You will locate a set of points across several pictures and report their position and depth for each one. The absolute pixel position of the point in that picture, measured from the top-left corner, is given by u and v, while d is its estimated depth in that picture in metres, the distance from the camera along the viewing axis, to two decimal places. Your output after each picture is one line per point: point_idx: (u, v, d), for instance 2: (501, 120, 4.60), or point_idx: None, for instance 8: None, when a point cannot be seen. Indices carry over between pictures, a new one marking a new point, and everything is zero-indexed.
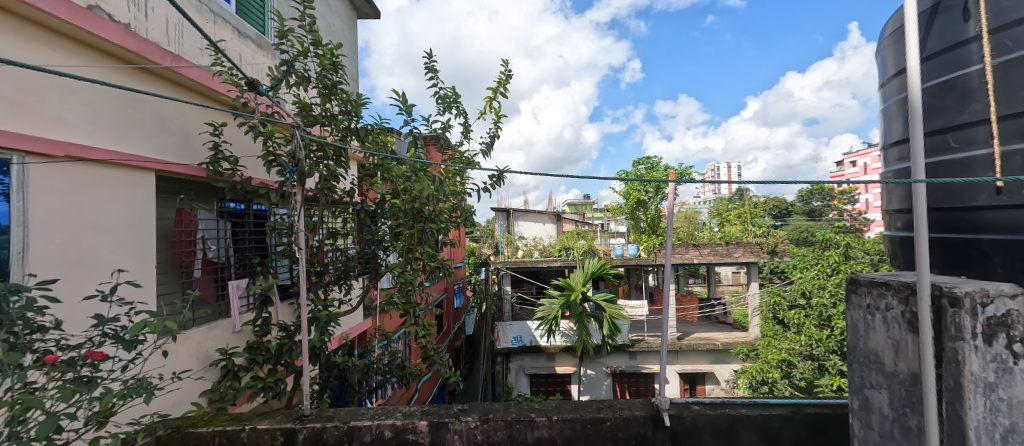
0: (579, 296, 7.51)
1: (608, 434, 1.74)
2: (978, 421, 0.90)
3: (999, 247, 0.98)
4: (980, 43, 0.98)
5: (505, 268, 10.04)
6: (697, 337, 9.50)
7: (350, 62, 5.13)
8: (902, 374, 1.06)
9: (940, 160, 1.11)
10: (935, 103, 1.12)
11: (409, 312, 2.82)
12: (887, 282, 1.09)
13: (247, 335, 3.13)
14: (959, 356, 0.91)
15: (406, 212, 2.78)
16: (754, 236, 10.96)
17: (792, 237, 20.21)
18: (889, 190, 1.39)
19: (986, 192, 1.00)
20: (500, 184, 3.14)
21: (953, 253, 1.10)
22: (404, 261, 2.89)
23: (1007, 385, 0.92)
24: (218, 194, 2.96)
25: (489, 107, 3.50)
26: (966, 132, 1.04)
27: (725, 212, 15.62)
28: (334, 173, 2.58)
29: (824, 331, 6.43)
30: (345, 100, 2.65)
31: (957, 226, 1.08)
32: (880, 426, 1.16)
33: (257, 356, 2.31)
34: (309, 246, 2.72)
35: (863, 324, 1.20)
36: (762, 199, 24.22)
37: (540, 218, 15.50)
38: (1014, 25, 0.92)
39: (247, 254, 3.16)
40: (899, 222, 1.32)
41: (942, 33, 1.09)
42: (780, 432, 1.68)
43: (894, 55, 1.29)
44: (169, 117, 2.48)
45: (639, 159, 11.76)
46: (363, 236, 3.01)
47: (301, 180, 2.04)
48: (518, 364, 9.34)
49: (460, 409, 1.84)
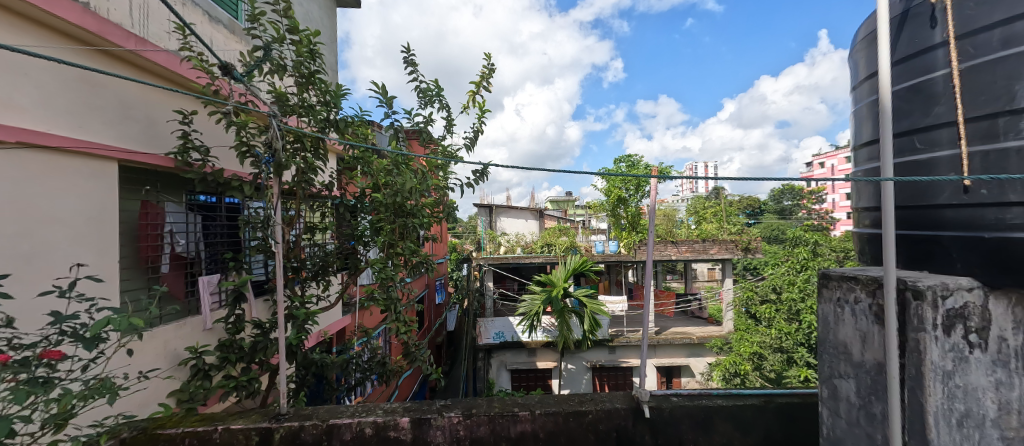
0: (561, 292, 7.53)
1: (590, 427, 1.76)
2: (937, 407, 0.96)
3: (957, 242, 1.05)
4: (946, 49, 1.04)
5: (487, 264, 9.99)
6: (673, 332, 9.77)
7: (328, 51, 4.96)
8: (869, 363, 1.11)
9: (906, 160, 1.18)
10: (903, 105, 1.18)
11: (390, 308, 2.77)
12: (856, 276, 1.14)
13: (219, 332, 3.02)
14: (920, 346, 0.97)
15: (387, 207, 2.71)
16: (729, 233, 11.33)
17: (762, 235, 21.12)
18: (860, 188, 1.45)
19: (947, 191, 1.06)
20: (483, 180, 3.12)
21: (917, 249, 1.16)
22: (385, 256, 2.82)
23: (964, 373, 0.98)
24: (189, 186, 2.81)
25: (472, 101, 3.43)
26: (931, 133, 1.10)
27: (702, 209, 16.05)
28: (312, 165, 2.49)
29: (793, 325, 6.76)
30: (323, 91, 2.56)
31: (920, 223, 1.14)
32: (847, 414, 1.22)
33: (229, 355, 2.18)
34: (285, 240, 2.57)
35: (833, 316, 1.25)
36: (737, 198, 24.99)
37: (523, 214, 15.53)
38: (976, 33, 0.98)
39: (218, 249, 3.05)
40: (866, 220, 1.40)
41: (911, 38, 1.14)
42: (753, 422, 1.75)
43: (866, 59, 1.34)
44: (133, 103, 2.34)
45: (622, 157, 11.93)
46: (342, 230, 2.91)
47: (279, 172, 1.96)
48: (500, 360, 9.34)
49: (444, 405, 1.83)
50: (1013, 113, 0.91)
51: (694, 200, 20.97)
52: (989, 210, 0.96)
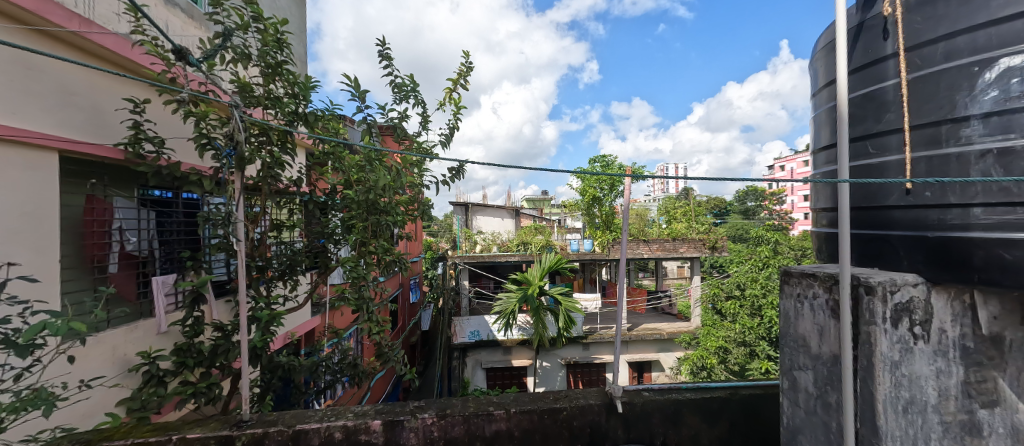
0: (536, 290, 7.58)
1: (565, 424, 1.78)
2: (885, 395, 1.03)
3: (904, 241, 1.12)
4: (896, 60, 1.11)
5: (463, 262, 9.95)
6: (644, 328, 10.06)
7: (297, 41, 4.76)
8: (826, 355, 1.17)
9: (860, 164, 1.25)
10: (858, 112, 1.25)
11: (362, 308, 2.69)
12: (815, 273, 1.21)
13: (176, 336, 2.83)
14: (871, 338, 1.04)
15: (359, 204, 2.63)
16: (698, 232, 11.77)
17: (727, 235, 22.07)
18: (818, 190, 1.53)
19: (896, 193, 1.13)
20: (459, 178, 3.08)
21: (869, 248, 1.24)
22: (357, 254, 2.72)
23: (909, 362, 1.05)
24: (141, 180, 2.61)
25: (448, 98, 3.38)
26: (882, 139, 1.17)
27: (672, 210, 16.55)
28: (279, 160, 2.38)
29: (755, 319, 7.09)
30: (291, 82, 2.44)
31: (871, 223, 1.22)
32: (805, 403, 1.28)
33: (186, 360, 2.04)
34: (249, 238, 2.43)
35: (794, 311, 1.31)
36: (705, 199, 25.97)
37: (499, 213, 15.53)
38: (922, 46, 1.05)
39: (174, 248, 2.86)
40: (824, 220, 1.48)
41: (865, 49, 1.22)
42: (719, 413, 1.82)
43: (825, 68, 1.42)
44: (76, 89, 2.15)
45: (597, 157, 12.15)
46: (312, 228, 2.80)
47: (241, 166, 1.85)
48: (475, 359, 9.32)
49: (417, 406, 1.79)
50: (955, 121, 0.99)
51: (664, 201, 21.66)
52: (932, 211, 1.04)
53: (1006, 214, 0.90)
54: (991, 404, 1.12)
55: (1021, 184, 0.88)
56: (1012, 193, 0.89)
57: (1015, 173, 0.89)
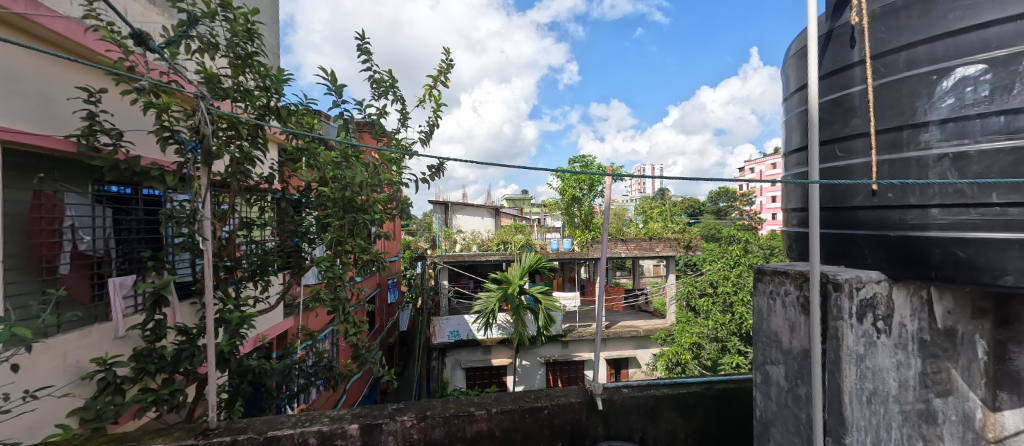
0: (516, 289, 7.58)
1: (545, 422, 1.78)
2: (851, 387, 1.08)
3: (868, 240, 1.18)
4: (862, 68, 1.17)
5: (443, 262, 9.87)
6: (622, 325, 10.24)
7: (269, 32, 4.57)
8: (796, 350, 1.22)
9: (828, 166, 1.31)
10: (826, 116, 1.31)
11: (338, 309, 2.60)
12: (787, 270, 1.25)
13: (135, 341, 2.67)
14: (839, 333, 1.08)
15: (335, 201, 2.54)
16: (673, 231, 12.08)
17: (700, 234, 22.79)
18: (789, 191, 1.59)
19: (861, 194, 1.19)
20: (439, 176, 3.03)
21: (836, 246, 1.30)
22: (333, 254, 2.63)
23: (873, 356, 1.10)
24: (96, 175, 2.44)
25: (428, 95, 3.32)
26: (848, 143, 1.23)
27: (649, 209, 16.92)
28: (249, 155, 2.27)
29: (727, 316, 7.34)
30: (262, 74, 2.33)
31: (838, 223, 1.28)
32: (777, 396, 1.33)
33: (147, 366, 1.89)
34: (216, 237, 2.31)
35: (766, 307, 1.36)
36: (680, 199, 26.73)
37: (479, 212, 15.45)
38: (886, 54, 1.11)
39: (133, 247, 2.68)
40: (794, 220, 1.54)
41: (834, 56, 1.27)
42: (694, 407, 1.87)
43: (796, 73, 1.47)
44: (21, 76, 1.98)
45: (576, 157, 12.28)
46: (284, 227, 2.69)
47: (208, 160, 1.75)
48: (455, 359, 9.25)
49: (396, 409, 1.74)
50: (915, 127, 1.05)
51: (641, 201, 22.10)
52: (894, 212, 1.11)
53: (961, 214, 0.98)
54: (945, 393, 1.20)
55: (974, 186, 0.96)
56: (966, 195, 0.97)
57: (968, 176, 0.97)
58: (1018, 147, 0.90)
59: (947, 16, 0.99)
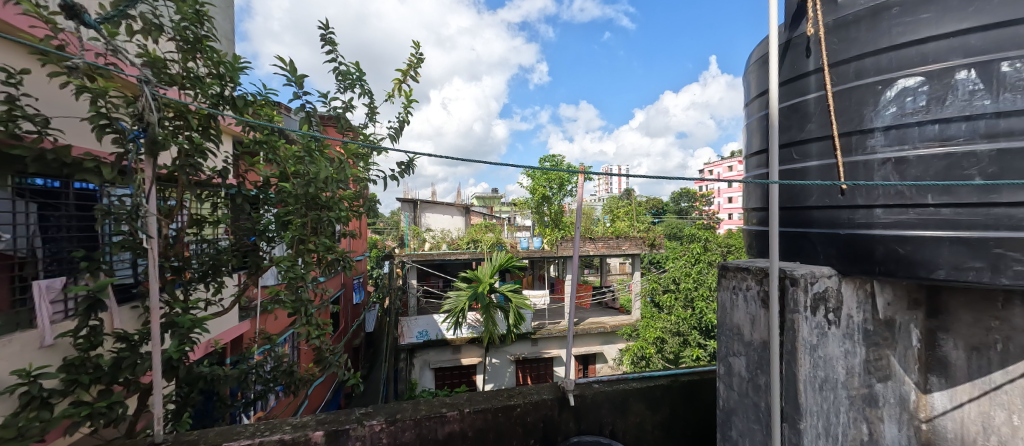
0: (486, 288, 7.54)
1: (518, 420, 1.78)
2: (805, 375, 1.15)
3: (821, 237, 1.27)
4: (817, 77, 1.25)
5: (411, 261, 9.67)
6: (590, 322, 10.48)
7: (223, 16, 4.26)
8: (757, 342, 1.29)
9: (785, 168, 1.39)
10: (784, 121, 1.39)
11: (300, 311, 2.48)
12: (748, 267, 1.32)
13: (65, 350, 2.41)
14: (795, 325, 1.15)
15: (297, 198, 2.40)
16: (639, 230, 12.50)
17: (663, 232, 23.70)
18: (749, 191, 1.67)
19: (814, 195, 1.27)
20: (409, 173, 2.95)
21: (791, 244, 1.39)
22: (295, 253, 2.49)
23: (824, 345, 1.19)
24: (18, 165, 2.17)
25: (397, 90, 3.23)
26: (803, 147, 1.31)
27: (616, 209, 17.41)
28: (200, 147, 2.09)
29: (688, 311, 7.69)
30: (215, 61, 2.17)
31: (794, 222, 1.37)
32: (738, 386, 1.40)
33: (79, 378, 1.69)
34: (162, 235, 2.12)
35: (729, 302, 1.43)
36: (644, 199, 27.71)
37: (449, 209, 15.24)
38: (839, 65, 1.19)
39: (63, 247, 2.42)
40: (754, 218, 1.63)
41: (791, 64, 1.35)
42: (661, 399, 1.94)
43: (757, 79, 1.55)
44: None
45: (546, 157, 12.42)
46: (240, 224, 2.52)
47: (152, 151, 1.60)
48: (423, 359, 9.09)
49: (364, 413, 1.68)
50: (863, 133, 1.14)
51: (608, 200, 22.70)
52: (844, 212, 1.19)
53: (901, 213, 1.07)
54: (885, 378, 1.31)
55: (911, 188, 1.06)
56: (906, 196, 1.07)
57: (908, 178, 1.07)
58: (949, 154, 1.00)
59: (890, 32, 1.09)
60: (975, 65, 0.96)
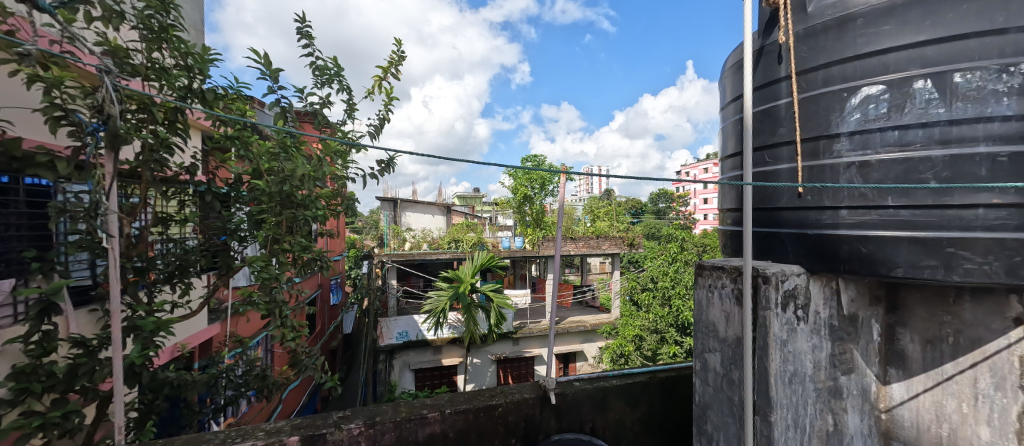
0: (468, 287, 7.49)
1: (500, 420, 1.78)
2: (776, 369, 1.20)
3: (791, 237, 1.33)
4: (787, 84, 1.30)
5: (391, 261, 9.51)
6: (571, 321, 10.59)
7: (191, 5, 4.06)
8: (731, 338, 1.33)
9: (758, 170, 1.45)
10: (757, 125, 1.45)
11: (274, 313, 2.39)
12: (724, 265, 1.36)
13: (14, 358, 2.24)
14: (767, 321, 1.20)
15: (272, 195, 2.32)
16: (619, 230, 12.73)
17: (641, 232, 24.21)
18: (724, 192, 1.73)
19: (784, 196, 1.33)
20: (389, 172, 2.90)
21: (764, 243, 1.44)
22: (268, 253, 2.40)
23: (793, 341, 1.24)
24: None
25: (377, 87, 3.16)
26: (775, 150, 1.36)
27: (597, 209, 17.66)
28: (167, 142, 1.99)
29: (666, 309, 7.88)
30: (183, 51, 2.06)
31: (766, 222, 1.42)
32: (714, 381, 1.44)
33: (29, 388, 1.57)
34: (124, 234, 2.00)
35: (705, 299, 1.47)
36: (624, 199, 28.21)
37: (430, 209, 15.05)
38: (808, 72, 1.24)
39: (12, 246, 2.25)
40: (729, 219, 1.68)
41: (764, 71, 1.40)
42: (639, 396, 1.98)
43: (732, 84, 1.60)
44: None
45: (528, 157, 12.46)
46: (210, 223, 2.41)
47: (114, 144, 1.51)
48: (403, 360, 8.96)
49: (341, 417, 1.64)
50: (829, 137, 1.20)
51: (589, 200, 22.99)
52: (812, 213, 1.25)
53: (864, 215, 1.13)
54: (849, 371, 1.38)
55: (874, 191, 1.12)
56: (868, 198, 1.13)
57: (870, 181, 1.12)
58: (908, 158, 1.06)
59: (855, 42, 1.14)
60: (930, 75, 1.03)
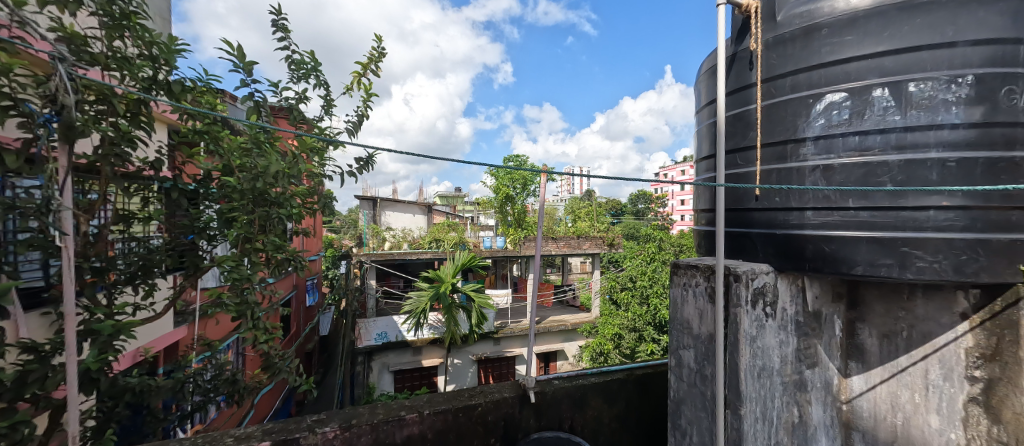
0: (449, 287, 7.43)
1: (479, 419, 1.77)
2: (746, 364, 1.24)
3: (761, 237, 1.38)
4: (757, 89, 1.36)
5: (370, 260, 9.32)
6: (552, 320, 10.67)
7: None
8: (704, 335, 1.38)
9: (730, 172, 1.49)
10: (730, 128, 1.49)
11: (245, 314, 2.31)
12: (697, 265, 1.40)
13: None
14: (737, 318, 1.24)
15: (244, 193, 2.23)
16: (599, 230, 12.91)
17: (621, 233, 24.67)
18: (699, 193, 1.78)
19: (754, 198, 1.38)
20: (368, 170, 2.84)
21: (736, 243, 1.49)
22: (240, 253, 2.31)
23: (762, 337, 1.29)
24: None
25: (356, 82, 3.09)
26: (746, 153, 1.42)
27: (578, 209, 17.86)
28: (129, 135, 1.89)
29: (644, 307, 8.04)
30: (147, 40, 1.96)
31: (738, 222, 1.47)
32: (688, 377, 1.48)
33: None
34: (80, 232, 1.88)
35: (680, 297, 1.51)
36: (605, 200, 28.64)
37: (410, 208, 14.83)
38: (777, 78, 1.29)
39: None
40: (703, 219, 1.73)
41: (736, 76, 1.45)
42: (617, 393, 2.01)
43: (707, 88, 1.65)
44: None
45: (510, 157, 12.46)
46: (176, 221, 2.30)
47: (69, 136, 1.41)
48: (382, 362, 8.80)
49: (317, 420, 1.60)
50: (796, 142, 1.25)
51: (570, 200, 23.21)
52: (780, 213, 1.30)
53: (828, 215, 1.19)
54: (813, 365, 1.44)
55: (836, 193, 1.18)
56: (831, 200, 1.18)
57: (833, 184, 1.18)
58: (867, 162, 1.12)
59: (821, 50, 1.20)
60: (888, 85, 1.09)
